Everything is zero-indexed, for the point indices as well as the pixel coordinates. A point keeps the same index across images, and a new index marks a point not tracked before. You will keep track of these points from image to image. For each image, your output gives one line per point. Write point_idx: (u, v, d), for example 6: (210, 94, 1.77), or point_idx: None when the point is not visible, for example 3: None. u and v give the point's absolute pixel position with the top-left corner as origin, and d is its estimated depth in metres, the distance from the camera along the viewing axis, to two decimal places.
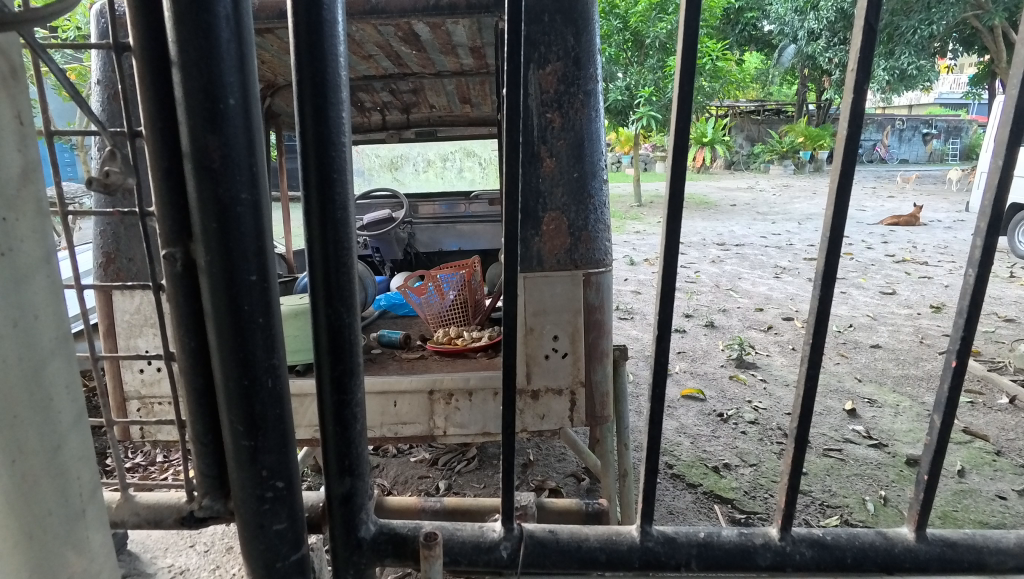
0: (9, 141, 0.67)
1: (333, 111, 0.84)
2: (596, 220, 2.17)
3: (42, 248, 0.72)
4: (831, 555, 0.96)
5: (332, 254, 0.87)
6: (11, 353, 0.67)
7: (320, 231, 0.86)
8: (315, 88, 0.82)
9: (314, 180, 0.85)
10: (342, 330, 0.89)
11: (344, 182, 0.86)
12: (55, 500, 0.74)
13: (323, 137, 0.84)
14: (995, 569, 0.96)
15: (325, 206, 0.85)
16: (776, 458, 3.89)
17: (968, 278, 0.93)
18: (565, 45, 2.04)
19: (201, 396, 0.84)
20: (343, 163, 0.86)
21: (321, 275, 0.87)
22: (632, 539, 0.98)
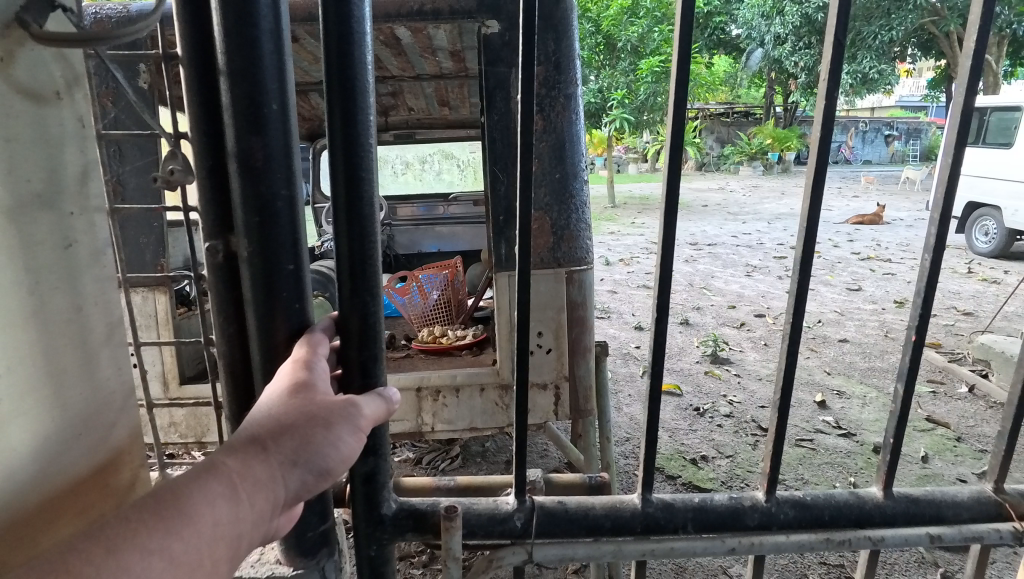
0: (72, 142, 0.77)
1: (361, 113, 0.91)
2: (577, 220, 2.27)
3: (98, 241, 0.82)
4: (811, 513, 1.08)
5: (358, 248, 0.95)
6: (70, 333, 0.77)
7: (346, 228, 0.94)
8: (343, 94, 0.90)
9: (342, 180, 0.93)
10: (368, 317, 0.97)
11: (371, 180, 0.94)
12: (94, 467, 0.83)
13: (351, 138, 0.91)
14: (952, 520, 1.10)
15: (353, 203, 0.93)
16: (751, 448, 4.06)
17: (925, 263, 1.04)
18: (546, 49, 2.14)
19: (239, 381, 0.90)
20: (369, 164, 0.94)
21: (347, 267, 0.95)
22: (634, 506, 1.07)
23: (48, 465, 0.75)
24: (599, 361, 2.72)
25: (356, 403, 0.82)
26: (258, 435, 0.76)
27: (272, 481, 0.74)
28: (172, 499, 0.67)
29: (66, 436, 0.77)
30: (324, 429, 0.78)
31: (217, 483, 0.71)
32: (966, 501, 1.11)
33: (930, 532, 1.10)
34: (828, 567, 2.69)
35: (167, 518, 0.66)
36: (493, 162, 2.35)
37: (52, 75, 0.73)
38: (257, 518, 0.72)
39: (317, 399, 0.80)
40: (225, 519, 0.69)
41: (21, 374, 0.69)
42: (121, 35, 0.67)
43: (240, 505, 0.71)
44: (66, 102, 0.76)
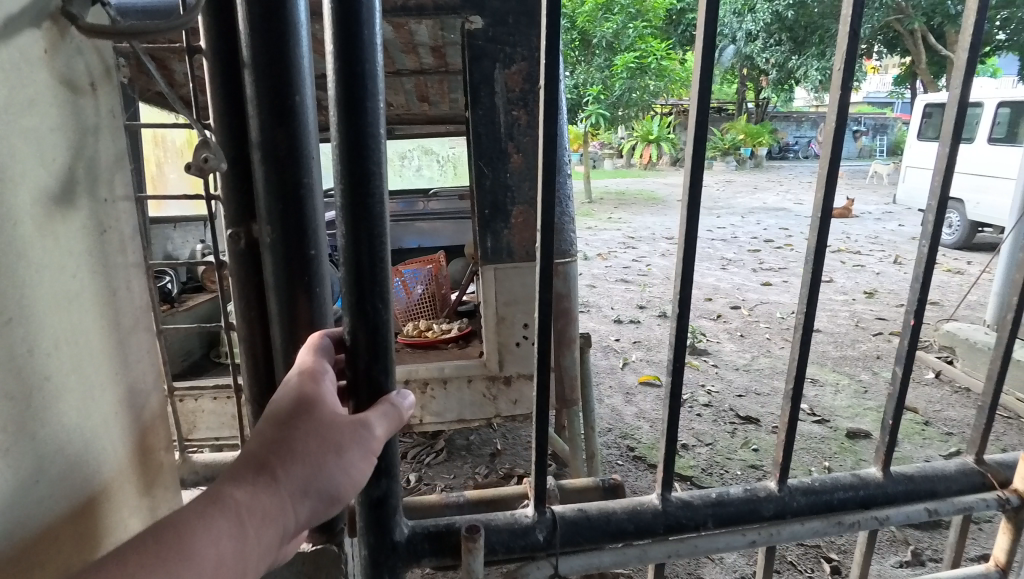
0: (106, 130, 0.77)
1: (369, 103, 0.89)
2: (561, 213, 2.34)
3: (128, 227, 0.83)
4: (822, 499, 1.18)
5: (368, 248, 0.92)
6: (109, 319, 0.77)
7: (353, 228, 0.92)
8: (351, 83, 0.89)
9: (351, 173, 0.91)
10: (377, 320, 0.95)
11: (379, 173, 0.92)
12: (137, 449, 0.85)
13: (360, 127, 0.89)
14: (944, 494, 1.25)
15: (363, 199, 0.91)
16: (730, 436, 4.18)
17: (923, 250, 1.13)
18: (529, 45, 2.30)
19: (263, 359, 0.96)
20: (376, 154, 0.91)
21: (354, 270, 0.93)
22: (654, 506, 1.14)
23: (100, 455, 0.75)
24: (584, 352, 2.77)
25: (366, 425, 0.83)
26: (265, 464, 0.77)
27: (281, 511, 0.76)
28: (178, 536, 0.69)
29: (114, 424, 0.79)
30: (334, 456, 0.79)
31: (222, 518, 0.72)
32: (952, 474, 1.27)
33: (928, 506, 1.24)
34: (804, 549, 2.84)
35: (172, 559, 0.67)
36: (479, 156, 2.38)
37: (87, 65, 0.74)
38: (265, 548, 0.74)
39: (326, 425, 0.80)
40: (231, 555, 0.71)
41: (76, 364, 0.69)
42: (167, 29, 0.68)
43: (247, 538, 0.73)
44: (97, 90, 0.76)
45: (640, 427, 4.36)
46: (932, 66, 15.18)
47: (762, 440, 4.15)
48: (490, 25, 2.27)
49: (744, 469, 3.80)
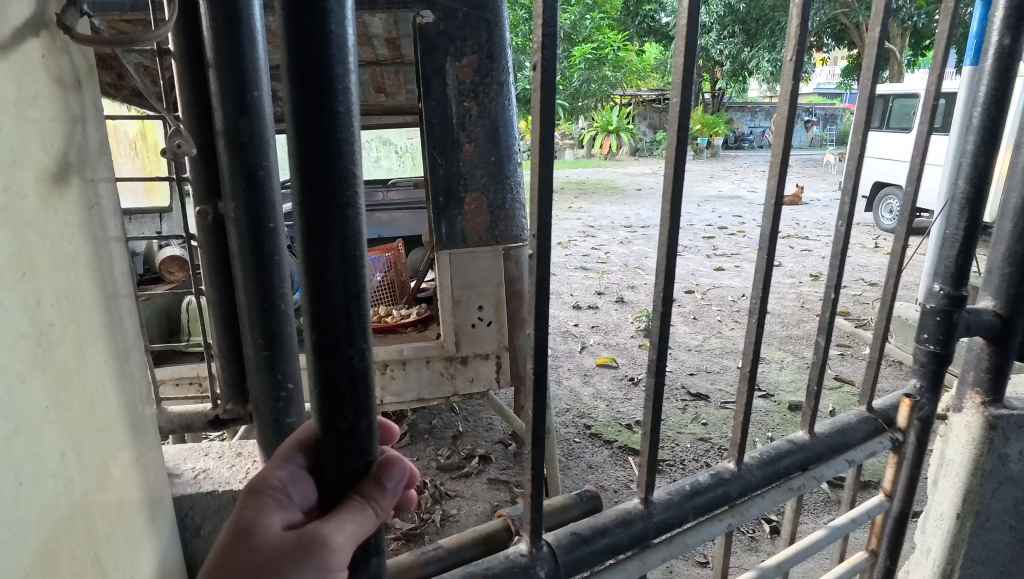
0: (93, 121, 0.92)
1: (338, 75, 0.66)
2: (512, 200, 2.64)
3: (111, 203, 0.98)
4: (774, 470, 1.39)
5: (337, 272, 0.69)
6: (98, 280, 0.90)
7: (317, 250, 0.68)
8: (308, 47, 0.64)
9: (311, 173, 0.67)
10: (354, 365, 0.72)
11: (356, 173, 0.68)
12: (124, 396, 0.98)
13: (323, 112, 0.65)
14: (856, 443, 1.50)
15: (328, 210, 0.67)
16: (681, 411, 4.46)
17: (840, 229, 1.44)
18: (479, 39, 2.48)
19: (227, 321, 1.11)
20: (351, 146, 0.68)
21: (319, 305, 0.70)
22: (640, 511, 1.25)
23: (98, 398, 0.89)
24: None
25: (319, 542, 0.69)
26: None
27: None
28: None
29: (106, 372, 0.92)
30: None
31: None
32: (854, 424, 1.52)
33: (848, 458, 1.49)
34: None
35: None
36: (431, 146, 2.53)
37: (76, 65, 0.88)
38: None
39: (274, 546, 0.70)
40: None
41: (68, 325, 0.80)
42: (143, 39, 0.80)
43: None
44: (85, 87, 0.90)
45: (597, 407, 4.59)
46: (876, 58, 15.88)
47: (711, 414, 4.43)
48: (442, 19, 2.44)
49: (693, 441, 4.08)
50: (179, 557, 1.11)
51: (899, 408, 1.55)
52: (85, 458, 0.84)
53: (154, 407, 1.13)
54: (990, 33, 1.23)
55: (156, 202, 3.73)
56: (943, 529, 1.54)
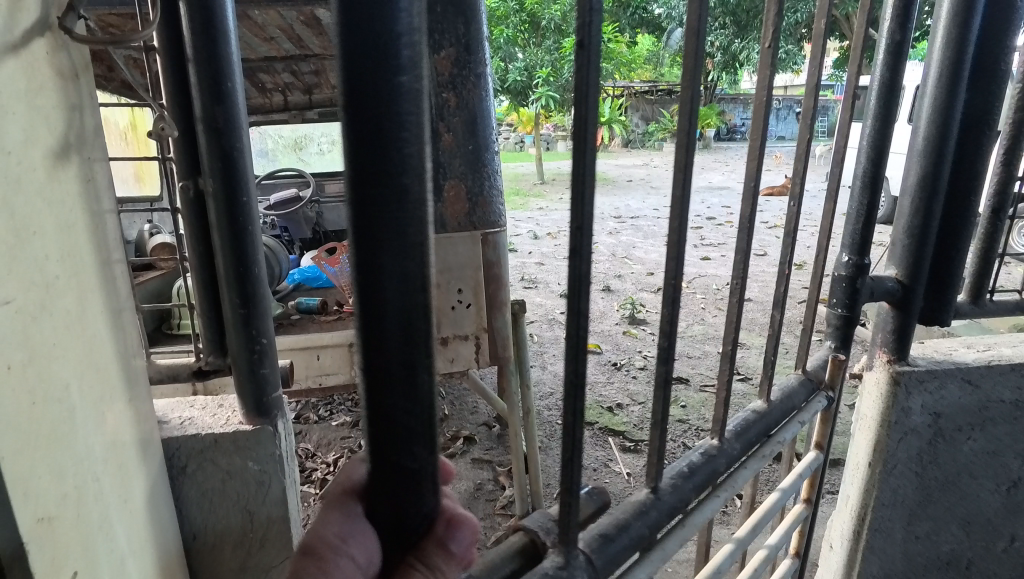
0: (88, 108, 1.06)
1: (401, 43, 0.55)
2: (489, 187, 2.78)
3: (105, 179, 1.12)
4: (749, 439, 1.46)
5: (383, 284, 0.59)
6: (93, 244, 1.04)
7: (364, 251, 0.59)
8: (364, 6, 0.54)
9: (363, 162, 0.57)
10: (404, 397, 0.62)
11: (416, 163, 0.57)
12: (120, 346, 1.13)
13: (376, 87, 0.55)
14: (800, 406, 1.63)
15: (376, 206, 0.57)
16: (661, 394, 4.65)
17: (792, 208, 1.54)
18: (457, 32, 2.58)
19: (207, 283, 1.26)
20: (417, 132, 0.57)
21: (369, 321, 0.60)
22: (651, 500, 1.23)
23: (95, 343, 1.04)
24: (516, 318, 3.14)
25: None
26: None
27: None
28: None
29: (101, 325, 1.06)
30: None
31: None
32: (796, 387, 1.65)
33: (798, 420, 1.61)
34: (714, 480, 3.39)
35: None
36: None
37: (73, 59, 1.03)
38: None
39: None
40: None
41: (66, 281, 0.94)
42: (130, 39, 0.96)
43: None
44: (82, 78, 1.05)
45: (580, 390, 4.76)
46: None
47: (690, 397, 4.61)
48: None
49: (672, 423, 4.25)
50: (167, 489, 1.28)
51: (826, 366, 1.72)
52: (85, 394, 0.98)
53: (146, 360, 1.28)
54: (883, 28, 1.41)
55: (147, 191, 3.89)
56: (859, 476, 1.76)
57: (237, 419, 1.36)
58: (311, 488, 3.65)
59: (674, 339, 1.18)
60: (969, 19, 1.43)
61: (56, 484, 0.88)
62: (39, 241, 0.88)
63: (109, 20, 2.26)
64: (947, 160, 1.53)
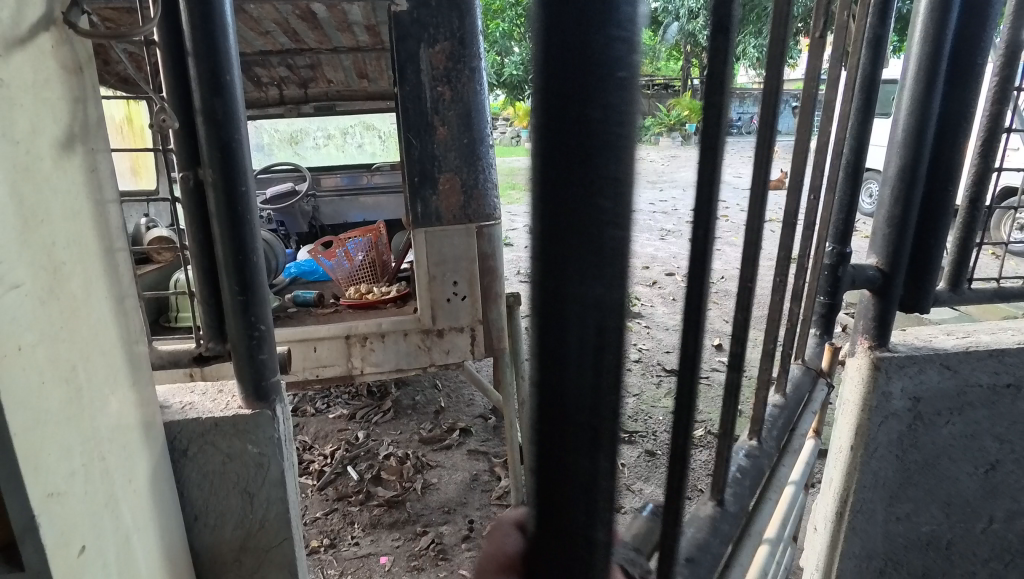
0: (92, 99, 1.10)
1: (619, 61, 0.53)
2: (484, 180, 2.82)
3: (107, 168, 1.15)
4: (777, 432, 1.42)
5: (567, 309, 0.58)
6: (95, 231, 1.07)
7: (547, 271, 0.58)
8: (582, 22, 0.52)
9: (559, 182, 0.56)
10: (580, 430, 0.61)
11: (622, 184, 0.56)
12: (122, 331, 1.16)
13: (589, 108, 0.53)
14: (811, 395, 1.63)
15: (572, 228, 0.56)
16: (656, 387, 4.70)
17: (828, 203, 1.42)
18: (451, 27, 2.65)
19: (207, 271, 1.30)
20: (627, 147, 0.56)
21: (549, 349, 0.60)
22: (720, 512, 1.13)
23: (98, 327, 1.06)
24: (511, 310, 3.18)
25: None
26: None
27: None
28: None
29: (104, 310, 1.09)
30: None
31: None
32: (801, 378, 1.65)
33: (811, 409, 1.60)
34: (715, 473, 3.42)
35: None
36: (407, 129, 2.71)
37: (77, 52, 1.06)
38: None
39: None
40: None
41: (70, 266, 0.97)
42: (134, 33, 1.00)
43: None
44: (85, 71, 1.08)
45: None
46: None
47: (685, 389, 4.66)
48: (416, 8, 2.60)
49: (667, 415, 4.30)
50: (169, 471, 1.32)
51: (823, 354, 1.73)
52: (89, 376, 1.01)
53: (148, 346, 1.31)
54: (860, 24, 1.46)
55: (144, 185, 3.91)
56: (842, 459, 1.83)
57: (237, 403, 1.40)
58: (308, 480, 3.68)
59: (748, 343, 1.05)
60: (947, 15, 1.48)
61: (65, 460, 0.92)
62: (42, 227, 0.90)
63: (106, 14, 2.28)
64: (925, 152, 1.58)
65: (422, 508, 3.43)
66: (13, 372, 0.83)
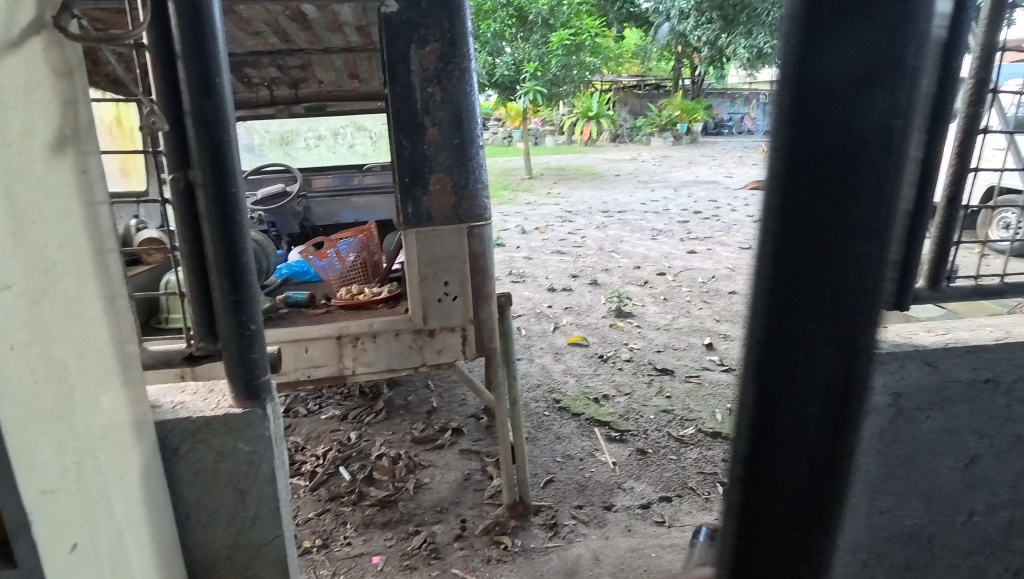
0: (83, 103, 1.11)
1: (888, 120, 0.80)
2: (474, 180, 2.83)
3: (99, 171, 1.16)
4: None
5: (806, 279, 0.86)
6: (87, 233, 1.08)
7: (799, 252, 0.85)
8: (874, 89, 0.79)
9: (827, 194, 0.83)
10: (793, 369, 0.91)
11: (873, 207, 0.84)
12: (116, 331, 1.17)
13: (863, 149, 0.81)
14: None
15: (832, 227, 0.84)
16: (647, 385, 4.73)
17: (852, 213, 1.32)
18: (441, 28, 2.66)
19: (197, 270, 1.30)
20: (887, 180, 0.83)
21: (796, 312, 0.88)
22: None
23: (91, 327, 1.07)
24: (502, 310, 3.20)
25: None
26: None
27: None
28: None
29: (98, 310, 1.10)
30: None
31: None
32: None
33: None
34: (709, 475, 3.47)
35: None
36: (397, 129, 2.73)
37: (68, 56, 1.06)
38: None
39: None
40: None
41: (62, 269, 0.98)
42: (125, 38, 1.02)
43: None
44: (77, 75, 1.09)
45: (567, 382, 4.84)
46: None
47: (676, 388, 4.69)
48: (406, 8, 2.61)
49: (657, 413, 4.33)
50: (160, 469, 1.33)
51: None
52: (82, 378, 1.02)
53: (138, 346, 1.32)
54: None
55: (133, 186, 3.89)
56: None
57: (228, 402, 1.42)
58: (300, 480, 3.68)
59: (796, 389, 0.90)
60: None
61: None
62: None
63: (94, 14, 2.26)
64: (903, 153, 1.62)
65: (415, 508, 3.44)
66: (2, 372, 0.93)
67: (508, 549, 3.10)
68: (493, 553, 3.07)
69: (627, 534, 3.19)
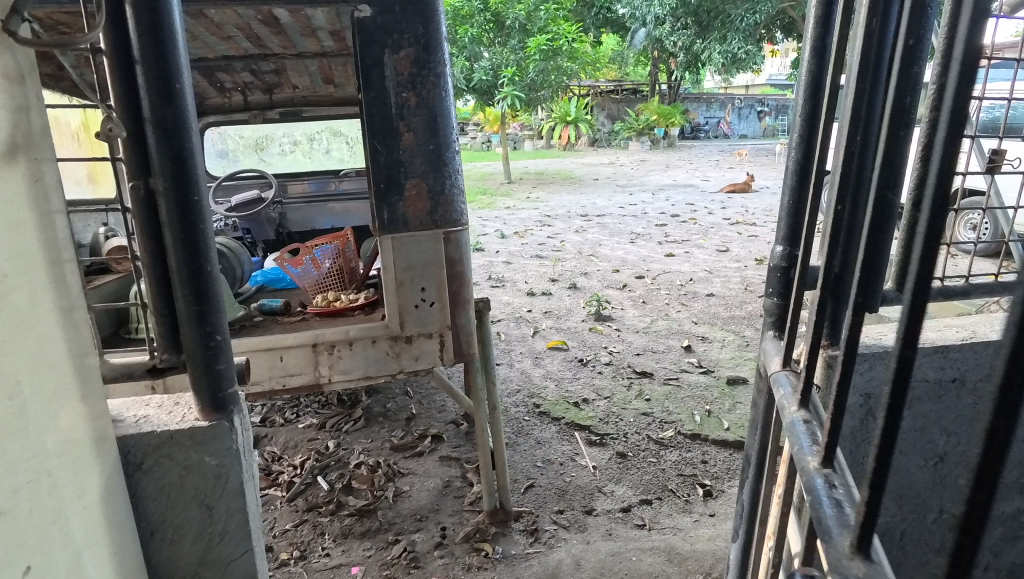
0: (35, 107, 1.07)
1: None
2: (450, 185, 2.82)
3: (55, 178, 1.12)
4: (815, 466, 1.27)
5: None
6: (40, 243, 1.04)
7: None
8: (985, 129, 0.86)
9: None
10: None
11: None
12: (76, 345, 1.12)
13: None
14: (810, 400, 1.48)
15: None
16: (626, 388, 4.75)
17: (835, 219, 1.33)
18: (415, 32, 2.64)
19: (160, 280, 1.27)
20: None
21: None
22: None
23: (48, 341, 1.03)
24: (480, 315, 3.18)
25: None
26: None
27: None
28: None
29: (53, 323, 1.06)
30: None
31: None
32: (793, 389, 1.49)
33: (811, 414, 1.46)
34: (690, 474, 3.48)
35: None
36: (372, 134, 2.70)
37: (18, 59, 1.03)
38: None
39: None
40: None
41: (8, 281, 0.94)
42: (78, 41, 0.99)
43: None
44: (28, 80, 1.05)
45: (547, 386, 4.83)
46: None
47: (655, 390, 4.71)
48: (380, 13, 2.59)
49: (637, 416, 4.35)
50: (123, 486, 1.28)
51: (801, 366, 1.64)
52: (33, 394, 0.99)
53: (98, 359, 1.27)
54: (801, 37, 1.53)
55: (102, 192, 3.80)
56: None
57: (193, 415, 1.38)
58: (277, 491, 3.62)
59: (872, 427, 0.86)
60: None
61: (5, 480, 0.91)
62: None
63: (55, 17, 2.20)
64: None
65: (394, 516, 3.40)
66: None
67: (489, 556, 3.07)
68: (473, 560, 3.05)
69: (608, 538, 3.19)
